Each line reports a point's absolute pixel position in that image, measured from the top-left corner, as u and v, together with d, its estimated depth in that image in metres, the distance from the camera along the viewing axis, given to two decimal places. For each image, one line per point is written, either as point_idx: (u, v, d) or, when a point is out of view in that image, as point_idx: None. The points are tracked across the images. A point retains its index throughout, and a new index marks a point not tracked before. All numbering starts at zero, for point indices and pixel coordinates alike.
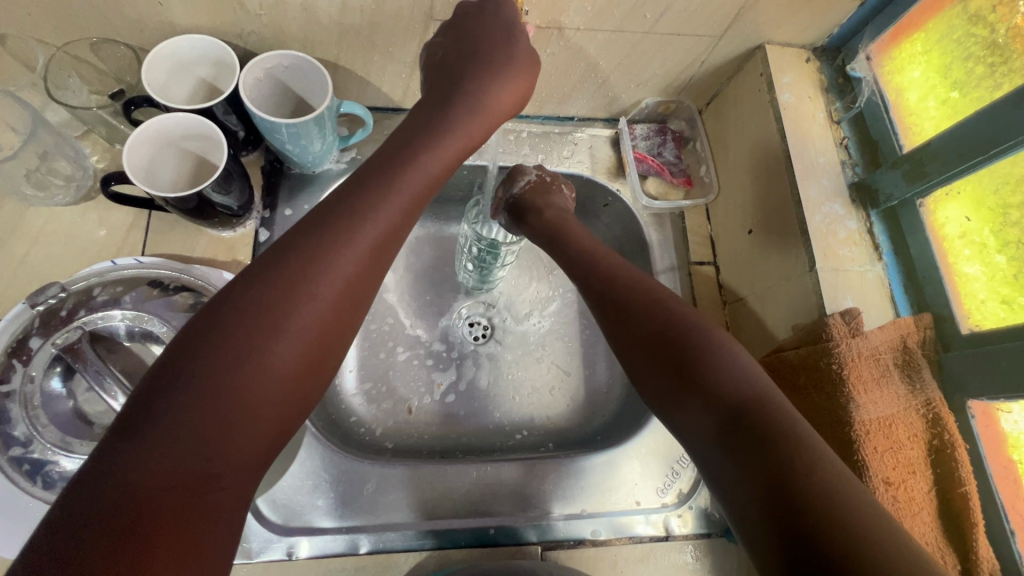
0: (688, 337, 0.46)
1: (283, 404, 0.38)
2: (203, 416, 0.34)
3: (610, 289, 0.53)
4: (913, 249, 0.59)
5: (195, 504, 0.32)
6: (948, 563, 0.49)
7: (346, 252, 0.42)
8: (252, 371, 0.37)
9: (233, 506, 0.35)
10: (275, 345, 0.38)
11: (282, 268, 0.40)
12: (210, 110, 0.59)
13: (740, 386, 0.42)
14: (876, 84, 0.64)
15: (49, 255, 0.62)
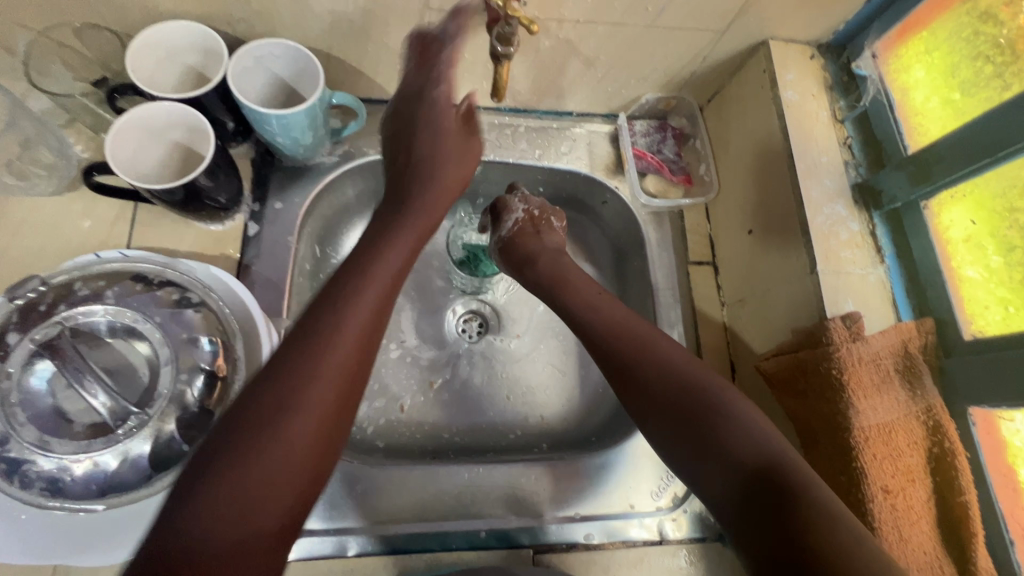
0: (699, 400, 0.49)
1: (329, 400, 0.41)
2: (286, 388, 0.40)
3: (616, 346, 0.55)
4: (915, 253, 0.57)
5: (263, 470, 0.37)
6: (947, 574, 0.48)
7: (358, 311, 0.44)
8: (327, 364, 0.41)
9: (294, 479, 0.39)
10: (331, 342, 0.42)
11: (347, 270, 0.48)
12: (196, 99, 0.57)
13: (759, 450, 0.44)
14: (881, 82, 0.62)
15: (31, 246, 0.61)
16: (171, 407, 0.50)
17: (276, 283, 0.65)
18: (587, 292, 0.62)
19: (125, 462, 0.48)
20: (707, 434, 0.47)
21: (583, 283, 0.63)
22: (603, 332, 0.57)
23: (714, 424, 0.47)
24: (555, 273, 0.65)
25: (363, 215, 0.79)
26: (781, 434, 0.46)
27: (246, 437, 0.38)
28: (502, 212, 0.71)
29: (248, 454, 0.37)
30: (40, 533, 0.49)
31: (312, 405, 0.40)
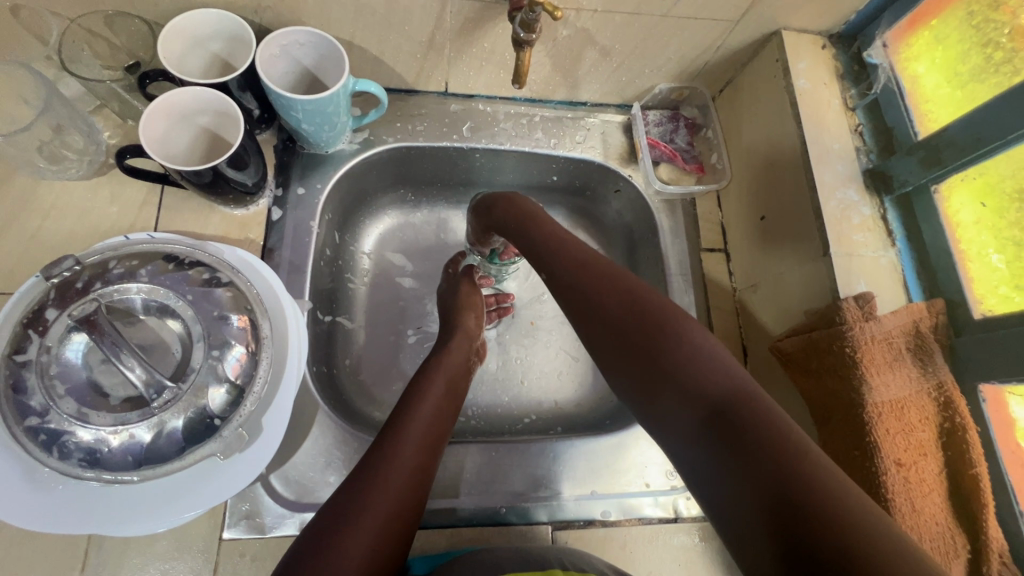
0: (654, 331, 0.49)
1: (428, 459, 0.54)
2: (399, 454, 0.51)
3: (576, 285, 0.53)
4: (926, 236, 0.59)
5: (394, 483, 0.49)
6: (958, 544, 0.49)
7: (420, 412, 0.57)
8: (402, 456, 0.51)
9: (394, 519, 0.48)
10: (422, 440, 0.54)
11: (427, 373, 0.63)
12: (225, 85, 0.58)
13: (709, 383, 0.45)
14: (892, 71, 0.64)
15: (61, 229, 0.62)
16: (205, 380, 0.52)
17: (299, 266, 0.67)
18: (569, 239, 0.57)
19: (160, 434, 0.50)
20: (671, 357, 0.47)
21: (568, 235, 0.58)
22: (582, 275, 0.54)
23: (684, 355, 0.47)
24: (555, 233, 0.58)
25: (381, 203, 0.81)
26: (732, 360, 0.46)
27: (383, 457, 0.51)
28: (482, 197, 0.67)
29: (372, 495, 0.47)
30: (77, 502, 0.50)
31: (420, 455, 0.53)
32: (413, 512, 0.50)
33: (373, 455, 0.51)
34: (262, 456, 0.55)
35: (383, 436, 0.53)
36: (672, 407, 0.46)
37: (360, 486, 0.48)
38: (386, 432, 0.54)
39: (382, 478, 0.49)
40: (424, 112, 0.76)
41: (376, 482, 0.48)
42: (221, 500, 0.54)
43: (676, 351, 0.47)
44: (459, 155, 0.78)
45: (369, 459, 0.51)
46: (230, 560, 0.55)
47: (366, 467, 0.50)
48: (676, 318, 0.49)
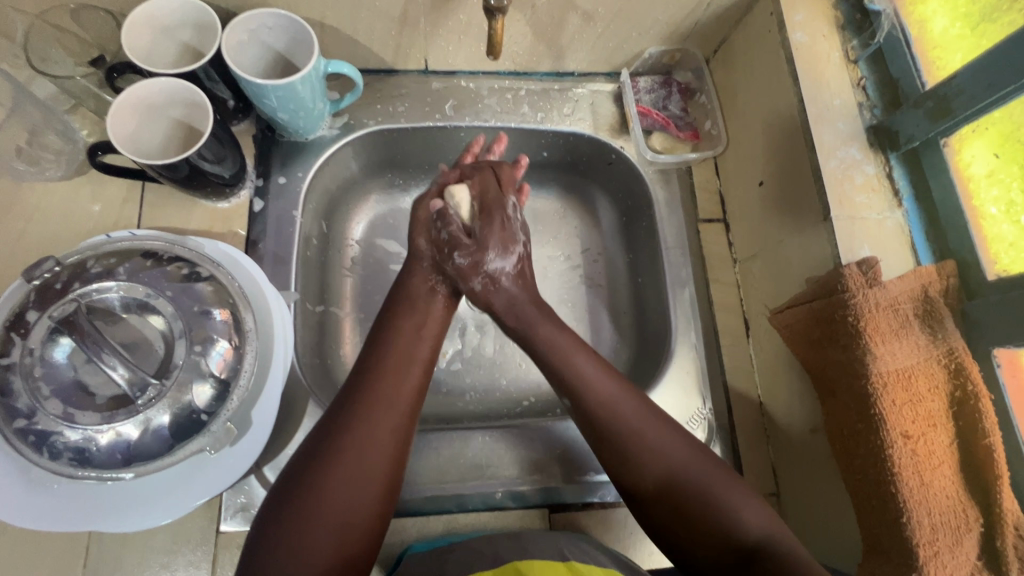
0: (660, 464, 0.51)
1: (403, 414, 0.51)
2: (365, 413, 0.49)
3: (604, 426, 0.54)
4: (935, 194, 0.55)
5: (354, 463, 0.47)
6: (969, 516, 0.47)
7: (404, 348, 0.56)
8: (384, 392, 0.51)
9: (366, 495, 0.47)
10: (387, 394, 0.51)
11: (394, 322, 0.58)
12: (192, 73, 0.57)
13: (741, 533, 0.48)
14: (896, 17, 0.59)
15: (44, 231, 0.62)
16: (188, 377, 0.51)
17: (283, 257, 0.66)
18: (575, 358, 0.57)
19: (147, 432, 0.50)
20: (706, 508, 0.49)
21: (577, 354, 0.57)
22: (601, 417, 0.54)
23: (717, 512, 0.49)
24: (557, 351, 0.58)
25: (367, 189, 0.79)
26: (742, 494, 0.50)
27: (344, 425, 0.49)
28: (489, 220, 0.63)
29: (353, 430, 0.48)
30: (72, 501, 0.51)
31: (389, 410, 0.51)
32: (395, 471, 0.49)
33: (337, 415, 0.50)
34: (252, 450, 0.55)
35: (347, 404, 0.50)
36: (707, 557, 0.49)
37: (321, 449, 0.47)
38: (353, 389, 0.52)
39: (342, 439, 0.48)
40: (405, 92, 0.73)
41: (336, 444, 0.48)
42: (214, 494, 0.54)
43: (714, 508, 0.49)
44: (444, 135, 0.75)
45: (335, 417, 0.50)
46: (228, 552, 0.56)
47: (328, 429, 0.49)
48: (713, 474, 0.51)
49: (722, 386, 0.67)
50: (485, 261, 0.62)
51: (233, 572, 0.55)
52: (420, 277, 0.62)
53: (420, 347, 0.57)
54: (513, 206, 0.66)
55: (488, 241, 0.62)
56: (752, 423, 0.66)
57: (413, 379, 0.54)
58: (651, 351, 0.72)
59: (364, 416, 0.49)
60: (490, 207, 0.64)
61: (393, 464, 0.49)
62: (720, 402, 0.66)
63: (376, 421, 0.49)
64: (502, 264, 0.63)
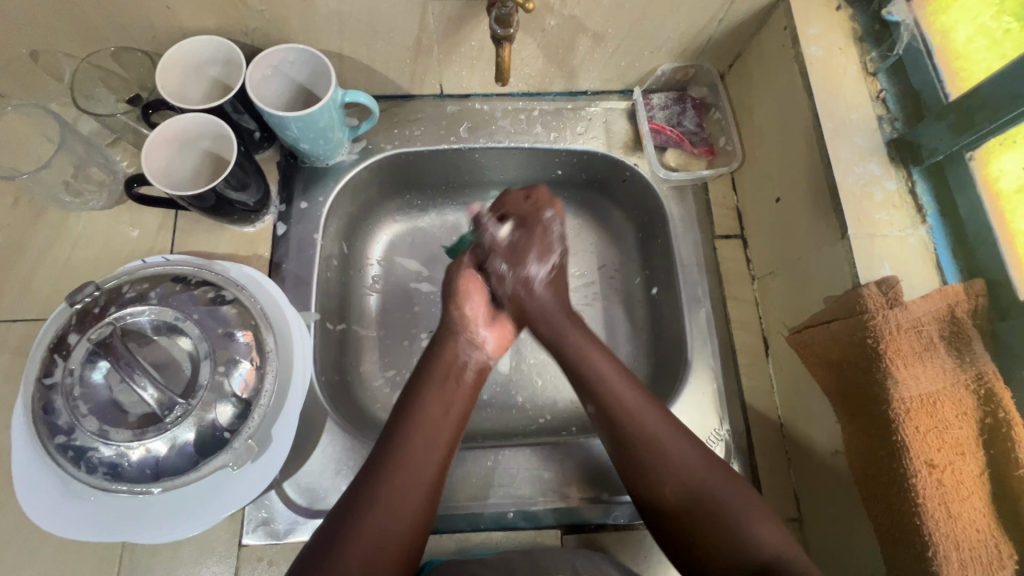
0: (689, 485, 0.52)
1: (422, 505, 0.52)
2: (398, 481, 0.52)
3: (627, 437, 0.55)
4: (962, 209, 0.53)
5: (387, 531, 0.49)
6: (1004, 553, 0.44)
7: (437, 413, 0.57)
8: (418, 462, 0.53)
9: (393, 559, 0.49)
10: (409, 484, 0.52)
11: (419, 403, 0.57)
12: (219, 108, 0.60)
13: (757, 548, 0.49)
14: (916, 27, 0.57)
15: (88, 256, 0.66)
16: (212, 397, 0.54)
17: (304, 279, 0.68)
18: (605, 373, 0.58)
19: (174, 448, 0.52)
20: (727, 525, 0.50)
21: (603, 364, 0.59)
22: (629, 433, 0.55)
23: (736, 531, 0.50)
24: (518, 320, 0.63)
25: (387, 211, 0.82)
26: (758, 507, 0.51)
27: (380, 495, 0.51)
28: (527, 238, 0.64)
29: (391, 501, 0.50)
30: (106, 512, 0.54)
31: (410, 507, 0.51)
32: (408, 559, 0.50)
33: (371, 492, 0.51)
34: (271, 467, 0.57)
35: (382, 472, 0.52)
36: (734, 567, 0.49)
37: (342, 544, 0.48)
38: (376, 476, 0.52)
39: (385, 508, 0.50)
40: (421, 117, 0.76)
41: (378, 514, 0.50)
42: (235, 510, 0.56)
43: (731, 519, 0.50)
44: (459, 157, 0.77)
45: (355, 510, 0.50)
46: (250, 564, 0.58)
47: (344, 520, 0.49)
48: (725, 485, 0.52)
49: (740, 405, 0.65)
50: (524, 266, 0.64)
51: None
52: (453, 351, 0.62)
53: (447, 429, 0.57)
54: (552, 216, 0.65)
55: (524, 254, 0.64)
56: (771, 444, 0.64)
57: (436, 464, 0.54)
58: (668, 369, 0.71)
59: (386, 511, 0.50)
60: (523, 246, 0.64)
61: (407, 556, 0.50)
62: (738, 423, 0.64)
63: (396, 514, 0.50)
64: (536, 272, 0.64)
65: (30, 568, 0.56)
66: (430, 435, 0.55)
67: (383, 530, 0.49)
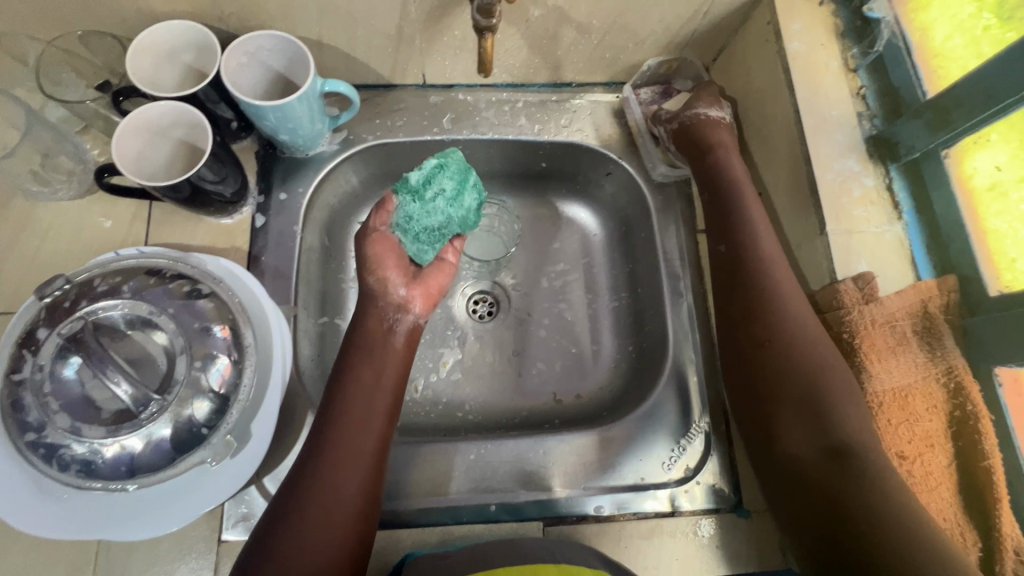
0: (798, 358, 0.50)
1: (364, 470, 0.52)
2: (337, 440, 0.52)
3: (755, 287, 0.54)
4: (937, 206, 0.53)
5: (331, 495, 0.50)
6: (968, 541, 0.45)
7: (370, 370, 0.56)
8: (353, 418, 0.53)
9: (346, 522, 0.50)
10: (349, 452, 0.52)
11: (349, 367, 0.56)
12: (193, 96, 0.59)
13: (845, 439, 0.46)
14: (897, 25, 0.58)
15: (58, 248, 0.64)
16: (188, 392, 0.53)
17: (283, 272, 0.67)
18: (760, 236, 0.57)
19: (149, 446, 0.52)
20: (817, 399, 0.48)
21: (763, 225, 0.57)
22: (761, 293, 0.54)
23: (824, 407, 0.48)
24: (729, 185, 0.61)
25: (369, 202, 0.80)
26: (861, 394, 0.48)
27: (318, 459, 0.51)
28: (381, 240, 0.62)
29: (329, 463, 0.51)
30: (80, 509, 0.53)
31: (352, 476, 0.51)
32: (363, 525, 0.51)
33: (311, 456, 0.52)
34: (250, 462, 0.56)
35: (319, 434, 0.53)
36: (798, 455, 0.47)
37: (289, 512, 0.49)
38: (317, 446, 0.52)
39: (324, 472, 0.51)
40: (403, 107, 0.74)
41: (319, 477, 0.50)
42: (213, 506, 0.55)
43: (824, 397, 0.48)
44: (442, 148, 0.76)
45: (298, 476, 0.51)
46: (229, 561, 0.57)
47: (290, 497, 0.50)
48: (839, 364, 0.49)
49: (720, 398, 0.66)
50: (386, 274, 0.61)
51: None
52: (376, 317, 0.60)
53: (382, 394, 0.56)
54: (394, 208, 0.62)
55: (385, 259, 0.61)
56: None
57: (376, 427, 0.54)
58: (651, 362, 0.72)
59: (325, 475, 0.51)
60: (380, 253, 0.61)
61: (361, 518, 0.51)
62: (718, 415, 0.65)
63: (341, 483, 0.50)
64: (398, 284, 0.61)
65: (2, 568, 0.55)
66: (365, 392, 0.55)
67: (326, 494, 0.50)
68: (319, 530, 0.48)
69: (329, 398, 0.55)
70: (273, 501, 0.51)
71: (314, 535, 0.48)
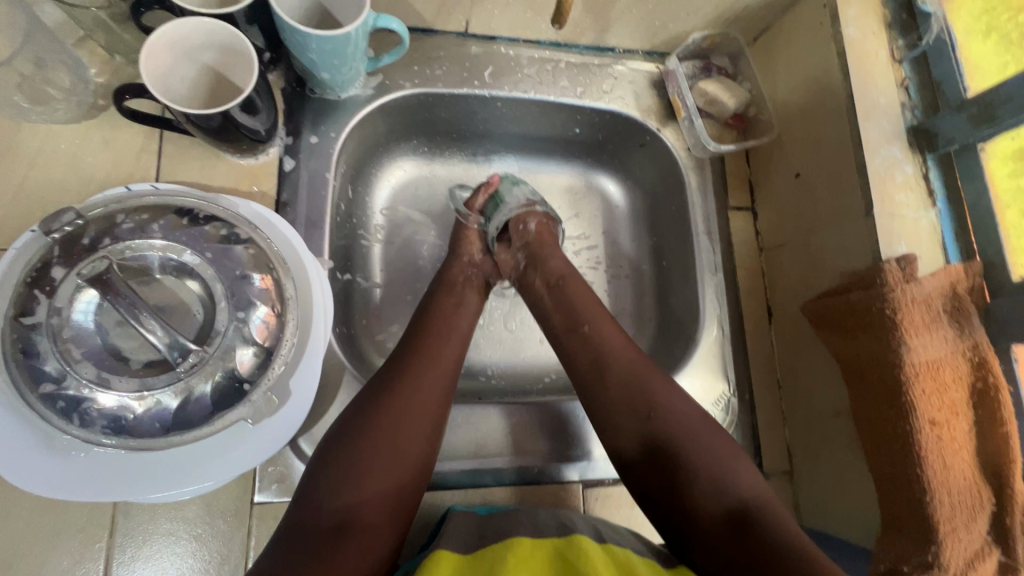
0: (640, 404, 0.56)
1: (432, 407, 0.55)
2: (415, 372, 0.56)
3: (590, 370, 0.59)
4: (969, 196, 0.58)
5: (406, 421, 0.53)
6: (984, 497, 0.51)
7: (445, 321, 0.62)
8: (430, 360, 0.57)
9: (413, 450, 0.52)
10: (426, 380, 0.56)
11: (429, 308, 0.63)
12: (231, 16, 0.52)
13: (732, 489, 0.52)
14: (944, 21, 0.60)
15: (51, 177, 0.56)
16: (231, 342, 0.49)
17: (315, 222, 0.62)
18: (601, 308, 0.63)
19: (189, 401, 0.47)
20: (690, 449, 0.54)
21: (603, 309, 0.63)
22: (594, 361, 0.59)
23: (692, 461, 0.53)
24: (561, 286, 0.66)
25: (392, 154, 0.76)
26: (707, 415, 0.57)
27: (393, 385, 0.54)
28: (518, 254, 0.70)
29: (405, 389, 0.54)
30: (96, 472, 0.48)
31: (421, 411, 0.54)
32: (426, 457, 0.53)
33: (385, 385, 0.54)
34: (292, 422, 0.53)
35: (394, 368, 0.56)
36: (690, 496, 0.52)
37: (357, 432, 0.51)
38: (391, 376, 0.55)
39: (397, 397, 0.54)
40: (443, 55, 0.70)
41: (392, 400, 0.53)
42: (252, 465, 0.52)
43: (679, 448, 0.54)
44: (479, 104, 0.73)
45: (372, 401, 0.53)
46: (263, 523, 0.54)
47: (359, 421, 0.52)
48: (697, 420, 0.56)
49: (745, 368, 0.69)
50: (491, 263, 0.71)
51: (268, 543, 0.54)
52: (457, 264, 0.69)
53: (454, 342, 0.61)
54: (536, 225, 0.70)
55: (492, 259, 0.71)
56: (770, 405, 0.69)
57: (448, 365, 0.58)
58: (676, 332, 0.74)
59: (400, 401, 0.53)
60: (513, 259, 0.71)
61: (424, 450, 0.53)
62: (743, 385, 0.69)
63: (412, 419, 0.53)
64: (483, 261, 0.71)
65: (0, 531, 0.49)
66: (445, 342, 0.60)
67: (399, 421, 0.52)
68: (389, 456, 0.51)
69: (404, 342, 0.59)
70: (338, 427, 0.53)
71: (383, 455, 0.51)
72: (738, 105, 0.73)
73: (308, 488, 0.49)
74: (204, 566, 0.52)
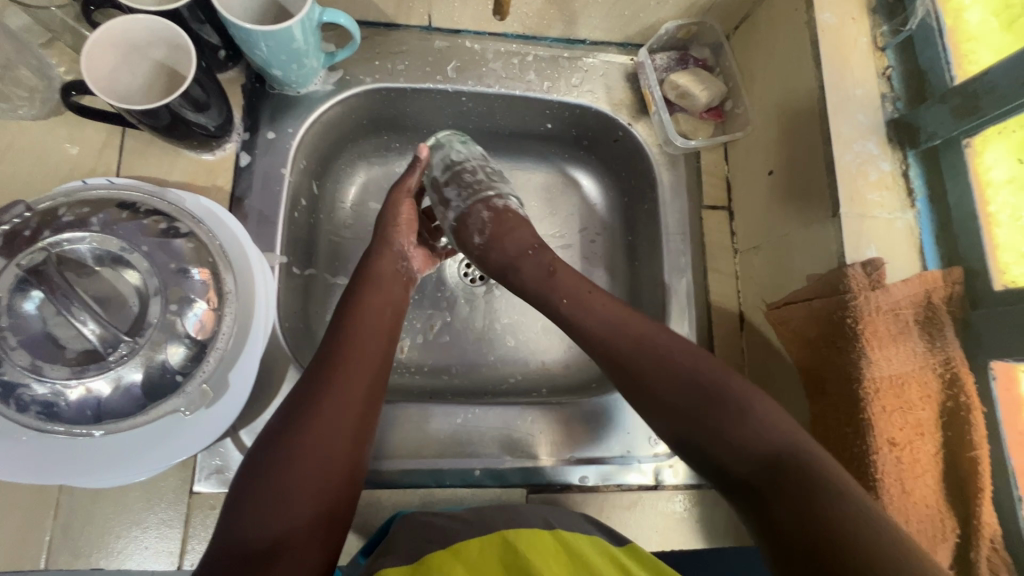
0: (694, 386, 0.49)
1: (359, 406, 0.50)
2: (339, 371, 0.51)
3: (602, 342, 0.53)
4: (951, 196, 0.53)
5: (332, 421, 0.48)
6: (947, 527, 0.47)
7: (368, 315, 0.57)
8: (357, 356, 0.53)
9: (342, 453, 0.48)
10: (354, 377, 0.51)
11: (357, 306, 0.57)
12: (175, 13, 0.53)
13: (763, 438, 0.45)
14: (932, 3, 0.54)
15: (17, 173, 0.58)
16: (163, 336, 0.50)
17: (268, 217, 0.63)
18: (588, 297, 0.56)
19: (119, 389, 0.48)
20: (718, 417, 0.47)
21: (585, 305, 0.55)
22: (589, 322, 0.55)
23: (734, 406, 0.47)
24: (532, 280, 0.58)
25: (360, 150, 0.76)
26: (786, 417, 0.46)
27: (320, 386, 0.50)
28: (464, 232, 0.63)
29: (332, 387, 0.50)
30: (38, 457, 0.50)
31: (350, 410, 0.49)
32: (355, 459, 0.49)
33: (308, 388, 0.50)
34: (228, 413, 0.53)
35: (318, 368, 0.51)
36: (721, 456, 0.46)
37: (282, 440, 0.46)
38: (315, 379, 0.50)
39: (324, 400, 0.49)
40: (405, 50, 0.69)
41: (319, 403, 0.48)
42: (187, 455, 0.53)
43: (733, 404, 0.47)
44: (444, 99, 0.71)
45: (295, 405, 0.48)
46: (202, 512, 0.55)
47: (282, 432, 0.47)
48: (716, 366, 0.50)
49: None
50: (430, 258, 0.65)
51: (205, 532, 0.55)
52: (388, 259, 0.62)
53: (379, 338, 0.56)
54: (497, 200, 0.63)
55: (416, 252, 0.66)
56: None
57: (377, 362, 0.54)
58: None
59: (328, 402, 0.49)
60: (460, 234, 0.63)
61: (352, 452, 0.49)
62: None
63: (339, 424, 0.48)
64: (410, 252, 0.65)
65: None
66: (373, 340, 0.55)
67: (327, 424, 0.48)
68: (320, 463, 0.46)
69: (328, 337, 0.54)
70: (260, 436, 0.48)
71: (312, 463, 0.46)
72: (711, 99, 0.69)
73: (231, 507, 0.44)
74: (142, 552, 0.54)
